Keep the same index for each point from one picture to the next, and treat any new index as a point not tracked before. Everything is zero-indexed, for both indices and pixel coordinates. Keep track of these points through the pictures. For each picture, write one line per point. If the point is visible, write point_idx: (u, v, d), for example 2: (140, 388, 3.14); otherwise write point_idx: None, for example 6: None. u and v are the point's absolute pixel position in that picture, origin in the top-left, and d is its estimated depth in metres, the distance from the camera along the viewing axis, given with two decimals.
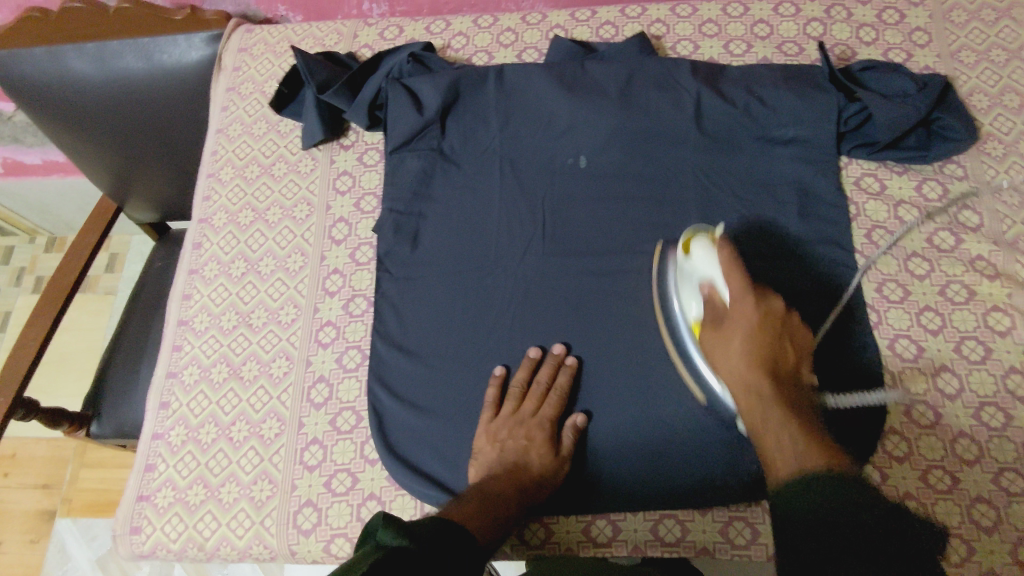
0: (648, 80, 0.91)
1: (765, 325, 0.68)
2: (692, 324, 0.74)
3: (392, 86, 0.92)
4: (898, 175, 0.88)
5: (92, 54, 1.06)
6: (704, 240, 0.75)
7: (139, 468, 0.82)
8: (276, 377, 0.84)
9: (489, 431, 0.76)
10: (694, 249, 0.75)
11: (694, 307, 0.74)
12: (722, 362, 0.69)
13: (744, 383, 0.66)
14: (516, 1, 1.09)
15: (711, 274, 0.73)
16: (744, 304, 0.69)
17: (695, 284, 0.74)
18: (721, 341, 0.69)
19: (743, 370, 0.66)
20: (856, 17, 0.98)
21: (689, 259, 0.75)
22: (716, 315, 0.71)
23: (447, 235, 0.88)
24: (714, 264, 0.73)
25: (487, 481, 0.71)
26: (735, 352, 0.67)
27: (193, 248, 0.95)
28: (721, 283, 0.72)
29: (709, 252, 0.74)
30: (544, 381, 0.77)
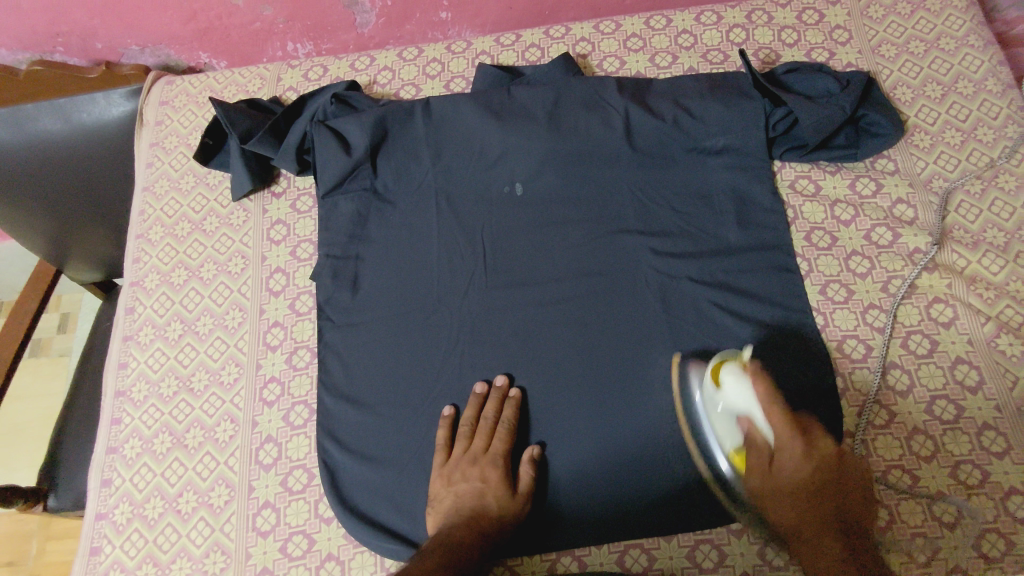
0: (576, 101, 0.90)
1: (822, 471, 0.64)
2: (733, 454, 0.70)
3: (317, 128, 0.90)
4: (831, 174, 0.89)
5: (7, 119, 1.03)
6: (733, 367, 0.68)
7: (85, 552, 0.79)
8: (221, 442, 0.81)
9: (443, 475, 0.73)
10: (724, 378, 0.68)
11: (731, 439, 0.70)
12: (774, 508, 0.66)
13: (802, 535, 0.65)
14: (441, 30, 1.08)
15: (749, 412, 0.66)
16: (793, 450, 0.64)
17: (733, 418, 0.69)
18: (771, 491, 0.66)
19: (799, 522, 0.65)
20: (777, 20, 0.99)
21: (720, 391, 0.69)
22: (760, 456, 0.67)
23: (388, 277, 0.86)
24: (750, 400, 0.66)
25: (445, 528, 0.69)
26: (790, 502, 0.65)
27: (126, 313, 0.92)
28: (760, 420, 0.66)
29: (742, 383, 0.67)
30: (492, 416, 0.76)
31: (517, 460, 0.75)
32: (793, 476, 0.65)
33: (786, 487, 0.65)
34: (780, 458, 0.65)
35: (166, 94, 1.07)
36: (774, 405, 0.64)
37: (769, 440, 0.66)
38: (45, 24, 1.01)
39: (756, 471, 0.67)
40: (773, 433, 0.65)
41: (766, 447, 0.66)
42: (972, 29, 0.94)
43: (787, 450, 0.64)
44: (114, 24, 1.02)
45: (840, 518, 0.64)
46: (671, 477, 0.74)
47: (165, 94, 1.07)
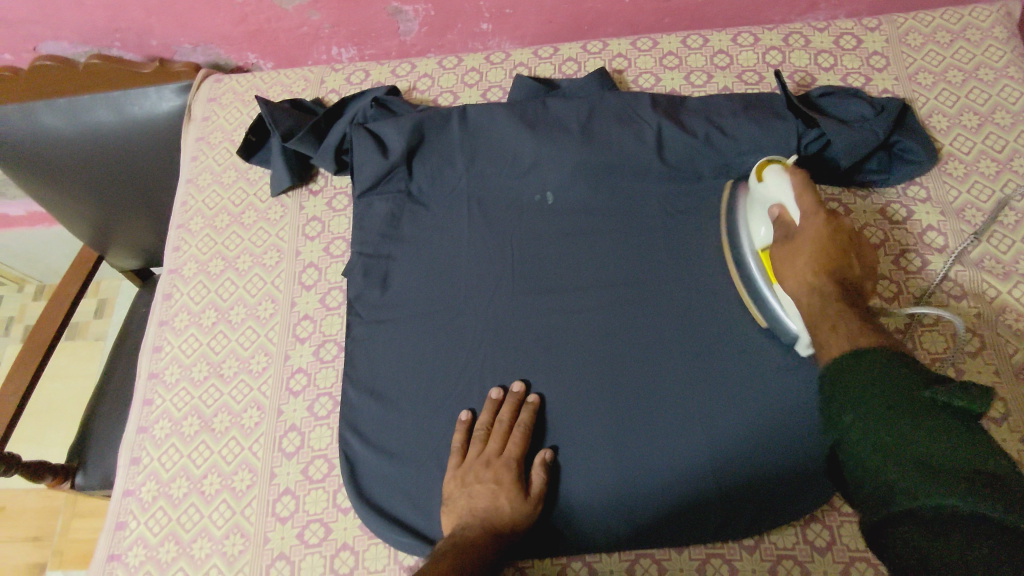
0: (609, 114, 0.91)
1: (833, 241, 0.69)
2: (760, 249, 0.76)
3: (356, 130, 0.93)
4: (862, 199, 0.88)
5: (64, 108, 1.09)
6: (775, 167, 0.75)
7: (110, 527, 0.81)
8: (247, 428, 0.84)
9: (457, 477, 0.74)
10: (766, 174, 0.75)
11: (762, 231, 0.76)
12: (789, 273, 0.71)
13: (807, 289, 0.69)
14: (482, 40, 1.11)
15: (783, 197, 0.73)
16: (815, 219, 0.69)
17: (766, 208, 0.75)
18: (789, 258, 0.71)
19: (803, 284, 0.69)
20: (814, 44, 0.99)
21: (761, 184, 0.76)
22: (785, 230, 0.72)
23: (417, 276, 0.88)
24: (783, 185, 0.73)
25: (460, 530, 0.70)
26: (801, 266, 0.69)
27: (163, 299, 0.95)
28: (793, 205, 0.72)
29: (781, 174, 0.74)
30: (506, 419, 0.77)
31: (529, 464, 0.76)
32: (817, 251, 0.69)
33: (803, 250, 0.70)
34: (802, 229, 0.70)
35: (213, 92, 1.10)
36: (803, 189, 0.71)
37: (796, 220, 0.71)
38: (105, 20, 1.05)
39: (779, 243, 0.72)
40: (801, 210, 0.71)
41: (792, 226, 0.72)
42: (1012, 60, 0.94)
43: (812, 222, 0.69)
44: (169, 23, 1.06)
45: (846, 280, 0.68)
46: (684, 487, 0.74)
47: (214, 91, 1.10)
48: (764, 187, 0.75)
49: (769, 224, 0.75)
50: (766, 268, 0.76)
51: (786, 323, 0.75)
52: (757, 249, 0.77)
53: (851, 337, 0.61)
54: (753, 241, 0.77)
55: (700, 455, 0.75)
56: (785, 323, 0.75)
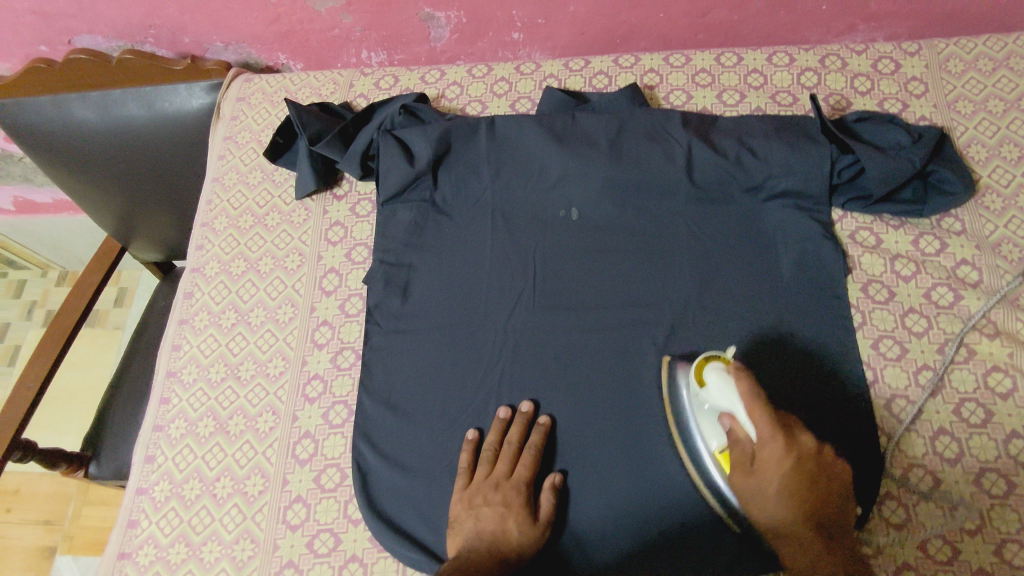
0: (638, 132, 0.90)
1: (801, 466, 0.66)
2: (719, 454, 0.70)
3: (383, 137, 0.92)
4: (894, 228, 0.86)
5: (96, 101, 1.11)
6: (717, 368, 0.71)
7: (123, 524, 0.82)
8: (261, 432, 0.84)
9: (465, 498, 0.74)
10: (707, 377, 0.71)
11: (716, 439, 0.71)
12: (760, 505, 0.67)
13: (789, 535, 0.66)
14: (512, 49, 1.10)
15: (732, 408, 0.68)
16: (775, 444, 0.66)
17: (717, 418, 0.70)
18: (758, 490, 0.67)
19: (788, 525, 0.65)
20: (851, 67, 0.97)
21: (704, 389, 0.71)
22: (744, 452, 0.68)
23: (437, 288, 0.88)
24: (733, 399, 0.68)
25: (468, 553, 0.69)
26: (774, 499, 0.66)
27: (184, 297, 0.95)
28: (743, 419, 0.68)
29: (725, 381, 0.69)
30: (515, 441, 0.76)
31: (538, 487, 0.76)
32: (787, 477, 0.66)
33: (771, 479, 0.66)
34: (762, 454, 0.67)
35: (242, 91, 1.10)
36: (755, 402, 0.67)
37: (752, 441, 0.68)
38: (140, 16, 1.06)
39: (741, 465, 0.68)
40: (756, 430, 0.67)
41: (748, 445, 0.68)
42: None
43: (769, 447, 0.66)
44: (203, 21, 1.07)
45: (822, 517, 0.65)
46: (700, 517, 0.73)
47: (243, 91, 1.10)
48: (709, 392, 0.71)
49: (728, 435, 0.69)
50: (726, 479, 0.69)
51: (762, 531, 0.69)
52: (714, 455, 0.71)
53: None
54: (708, 445, 0.71)
55: None
56: (761, 530, 0.69)
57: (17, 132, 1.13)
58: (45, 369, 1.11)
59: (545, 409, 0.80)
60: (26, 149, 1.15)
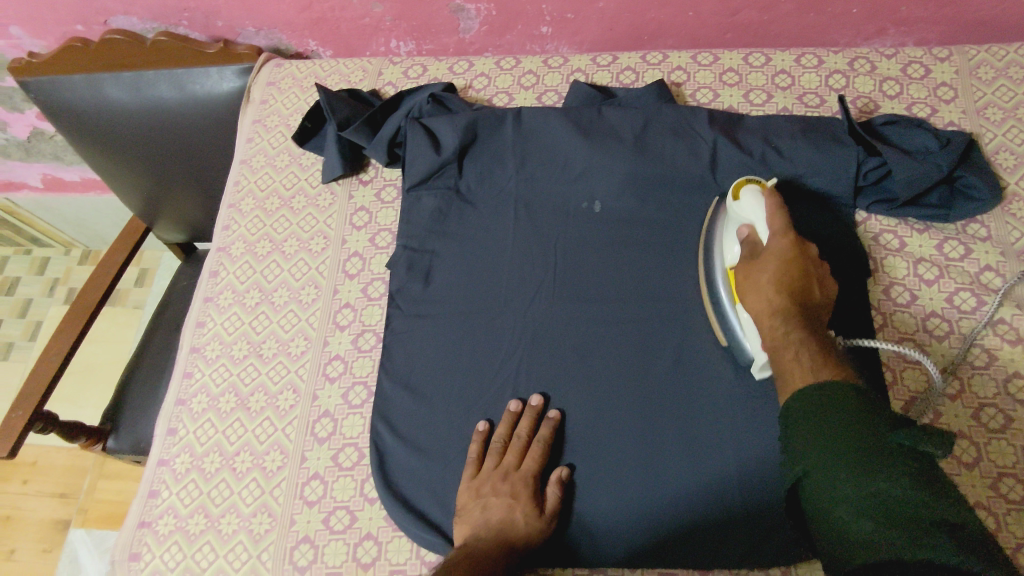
0: (664, 126, 0.90)
1: (801, 263, 0.70)
2: (730, 269, 0.78)
3: (411, 125, 0.93)
4: (918, 232, 0.86)
5: (129, 83, 1.12)
6: (753, 186, 0.77)
7: (144, 494, 0.83)
8: (282, 410, 0.85)
9: (472, 488, 0.75)
10: (742, 193, 0.77)
11: (733, 249, 0.78)
12: (752, 291, 0.72)
13: (771, 312, 0.69)
14: (540, 43, 1.11)
15: (754, 219, 0.75)
16: (783, 237, 0.72)
17: (738, 227, 0.77)
18: (754, 275, 0.72)
19: (769, 301, 0.69)
20: (880, 71, 0.97)
21: (737, 203, 0.78)
22: (755, 251, 0.74)
23: (459, 274, 0.89)
24: (758, 209, 0.75)
25: (474, 541, 0.69)
26: (766, 283, 0.70)
27: (209, 275, 0.97)
28: (761, 227, 0.74)
29: (756, 196, 0.76)
30: (525, 433, 0.77)
31: (544, 481, 0.76)
32: (784, 263, 0.70)
33: (767, 271, 0.71)
34: (769, 247, 0.72)
35: (273, 76, 1.11)
36: (776, 212, 0.73)
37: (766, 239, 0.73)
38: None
39: (745, 262, 0.75)
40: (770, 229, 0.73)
41: (760, 246, 0.74)
42: None
43: (778, 240, 0.72)
44: (237, 5, 1.08)
45: (806, 308, 0.68)
46: (712, 509, 0.73)
47: (273, 76, 1.11)
48: (740, 206, 0.77)
49: (742, 242, 0.76)
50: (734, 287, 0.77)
51: (744, 344, 0.76)
52: (727, 269, 0.79)
53: (816, 370, 0.61)
54: (724, 259, 0.79)
55: (731, 479, 0.74)
56: (743, 343, 0.77)
57: (54, 109, 1.16)
58: (68, 343, 1.14)
59: (561, 397, 0.80)
60: (60, 126, 1.18)
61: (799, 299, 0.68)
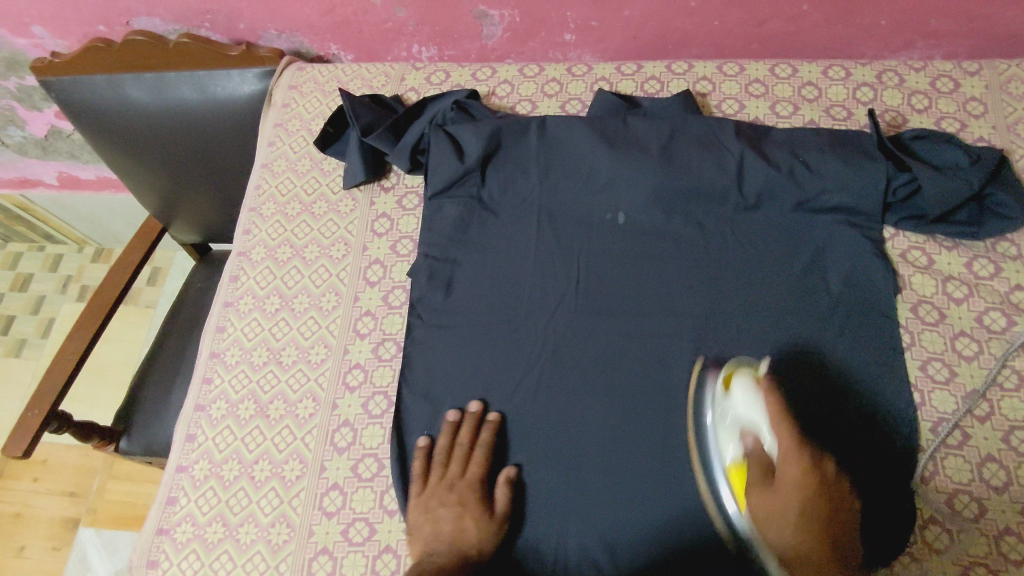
0: (691, 139, 0.89)
1: (818, 479, 0.66)
2: (731, 466, 0.71)
3: (435, 132, 0.93)
4: (947, 250, 0.85)
5: (151, 84, 1.12)
6: (745, 379, 0.72)
7: (161, 500, 0.83)
8: (301, 418, 0.84)
9: (421, 502, 0.76)
10: (735, 389, 0.72)
11: (732, 449, 0.71)
12: (771, 523, 0.66)
13: (795, 552, 0.64)
14: (563, 50, 1.10)
15: (756, 424, 0.69)
16: (795, 470, 0.66)
17: (737, 428, 0.71)
18: (768, 507, 0.66)
19: (791, 538, 0.65)
20: (909, 84, 0.96)
21: (729, 399, 0.73)
22: (765, 462, 0.68)
23: (480, 284, 0.88)
24: (758, 415, 0.69)
25: (428, 555, 0.71)
26: (787, 511, 0.65)
27: (229, 280, 0.96)
28: (767, 436, 0.69)
29: (752, 394, 0.71)
30: (466, 442, 0.78)
31: (492, 483, 0.78)
32: (804, 487, 0.66)
33: (788, 495, 0.66)
34: (783, 475, 0.67)
35: (295, 79, 1.10)
36: (780, 415, 0.68)
37: (774, 456, 0.68)
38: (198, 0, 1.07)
39: (757, 478, 0.68)
40: (780, 452, 0.67)
41: (770, 463, 0.68)
42: None
43: (793, 467, 0.66)
44: (260, 8, 1.08)
45: (833, 536, 0.65)
46: None
47: (295, 79, 1.10)
48: (734, 403, 0.72)
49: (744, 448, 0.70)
50: (737, 489, 0.69)
51: (750, 552, 0.68)
52: (726, 466, 0.71)
53: None
54: (720, 454, 0.72)
55: None
56: (749, 550, 0.69)
57: (74, 108, 1.15)
58: (84, 343, 1.13)
59: (582, 411, 0.80)
60: (81, 125, 1.18)
61: (822, 530, 0.64)
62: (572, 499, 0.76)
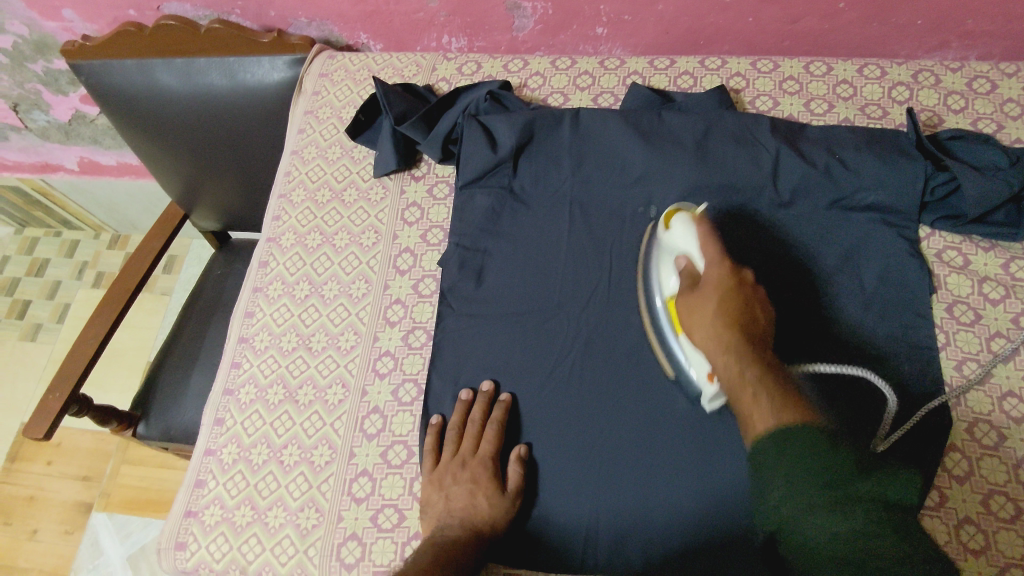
0: (725, 133, 0.89)
1: (740, 294, 0.70)
2: (669, 298, 0.76)
3: (468, 122, 0.92)
4: (983, 250, 0.85)
5: (180, 69, 1.12)
6: (683, 215, 0.77)
7: (190, 483, 0.83)
8: (330, 404, 0.84)
9: (433, 478, 0.76)
10: (674, 224, 0.77)
11: (670, 280, 0.77)
12: (698, 326, 0.70)
13: (717, 345, 0.67)
14: (594, 44, 1.10)
15: (688, 247, 0.75)
16: (719, 266, 0.72)
17: (673, 258, 0.77)
18: (695, 309, 0.71)
19: (715, 339, 0.67)
20: (945, 84, 0.95)
21: (669, 233, 0.78)
22: (693, 282, 0.73)
23: (511, 274, 0.88)
24: (692, 238, 0.75)
25: (440, 530, 0.71)
26: (707, 319, 0.69)
27: (259, 266, 0.96)
28: (697, 255, 0.74)
29: (689, 227, 0.76)
30: (478, 418, 0.79)
31: (506, 459, 0.78)
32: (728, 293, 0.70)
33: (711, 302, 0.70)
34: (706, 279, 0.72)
35: (325, 67, 1.10)
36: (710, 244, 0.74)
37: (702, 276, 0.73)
38: None
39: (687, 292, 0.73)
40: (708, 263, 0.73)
41: (698, 277, 0.73)
42: None
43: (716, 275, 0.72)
44: None
45: (752, 338, 0.66)
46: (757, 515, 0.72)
47: (326, 68, 1.10)
48: (671, 236, 0.78)
49: (679, 273, 0.75)
50: (673, 319, 0.75)
51: (690, 374, 0.75)
52: (666, 299, 0.77)
53: (775, 404, 0.59)
54: (663, 291, 0.78)
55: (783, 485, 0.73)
56: (690, 374, 0.75)
57: (103, 91, 1.16)
58: (106, 326, 1.14)
59: (614, 402, 0.79)
60: (108, 108, 1.18)
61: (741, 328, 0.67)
62: (605, 479, 0.76)
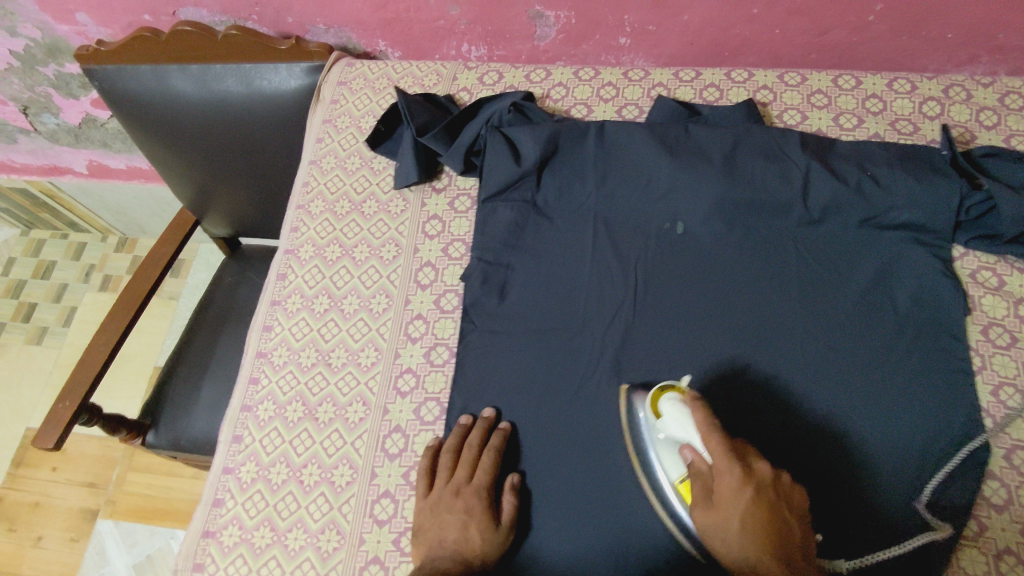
0: (755, 149, 0.87)
1: (762, 496, 0.63)
2: (679, 483, 0.69)
3: (492, 135, 0.91)
4: (1018, 271, 0.83)
5: (196, 75, 1.11)
6: (670, 395, 0.71)
7: (207, 501, 0.81)
8: (351, 423, 0.83)
9: (426, 507, 0.75)
10: (662, 408, 0.71)
11: (676, 469, 0.70)
12: (723, 545, 0.63)
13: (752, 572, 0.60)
14: (617, 54, 1.08)
15: (687, 437, 0.69)
16: (730, 468, 0.64)
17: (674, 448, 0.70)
18: (715, 525, 0.64)
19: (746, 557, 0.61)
20: (976, 99, 0.94)
21: (659, 420, 0.71)
22: (703, 481, 0.66)
23: (535, 291, 0.86)
24: (687, 426, 0.68)
25: (430, 561, 0.69)
26: (734, 533, 0.62)
27: (277, 278, 0.95)
28: (699, 446, 0.68)
29: (680, 413, 0.69)
30: (475, 444, 0.77)
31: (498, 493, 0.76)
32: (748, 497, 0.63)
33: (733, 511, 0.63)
34: (718, 484, 0.65)
35: (345, 75, 1.09)
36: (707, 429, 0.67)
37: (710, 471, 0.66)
38: None
39: (699, 495, 0.66)
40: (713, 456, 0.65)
41: (707, 474, 0.66)
42: None
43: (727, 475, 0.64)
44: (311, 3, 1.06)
45: (790, 554, 0.60)
46: None
47: (345, 76, 1.09)
48: (665, 422, 0.71)
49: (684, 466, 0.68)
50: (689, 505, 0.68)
51: None
52: (675, 484, 0.70)
53: None
54: (668, 475, 0.70)
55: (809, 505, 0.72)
56: None
57: (116, 98, 1.14)
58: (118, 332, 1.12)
59: None
60: (121, 115, 1.17)
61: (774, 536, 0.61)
62: (615, 510, 0.74)
